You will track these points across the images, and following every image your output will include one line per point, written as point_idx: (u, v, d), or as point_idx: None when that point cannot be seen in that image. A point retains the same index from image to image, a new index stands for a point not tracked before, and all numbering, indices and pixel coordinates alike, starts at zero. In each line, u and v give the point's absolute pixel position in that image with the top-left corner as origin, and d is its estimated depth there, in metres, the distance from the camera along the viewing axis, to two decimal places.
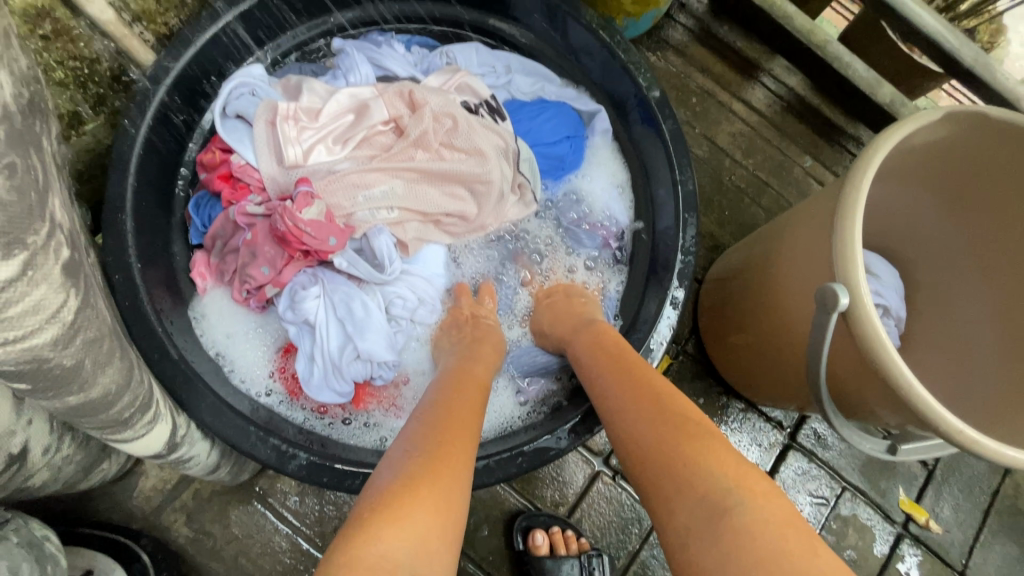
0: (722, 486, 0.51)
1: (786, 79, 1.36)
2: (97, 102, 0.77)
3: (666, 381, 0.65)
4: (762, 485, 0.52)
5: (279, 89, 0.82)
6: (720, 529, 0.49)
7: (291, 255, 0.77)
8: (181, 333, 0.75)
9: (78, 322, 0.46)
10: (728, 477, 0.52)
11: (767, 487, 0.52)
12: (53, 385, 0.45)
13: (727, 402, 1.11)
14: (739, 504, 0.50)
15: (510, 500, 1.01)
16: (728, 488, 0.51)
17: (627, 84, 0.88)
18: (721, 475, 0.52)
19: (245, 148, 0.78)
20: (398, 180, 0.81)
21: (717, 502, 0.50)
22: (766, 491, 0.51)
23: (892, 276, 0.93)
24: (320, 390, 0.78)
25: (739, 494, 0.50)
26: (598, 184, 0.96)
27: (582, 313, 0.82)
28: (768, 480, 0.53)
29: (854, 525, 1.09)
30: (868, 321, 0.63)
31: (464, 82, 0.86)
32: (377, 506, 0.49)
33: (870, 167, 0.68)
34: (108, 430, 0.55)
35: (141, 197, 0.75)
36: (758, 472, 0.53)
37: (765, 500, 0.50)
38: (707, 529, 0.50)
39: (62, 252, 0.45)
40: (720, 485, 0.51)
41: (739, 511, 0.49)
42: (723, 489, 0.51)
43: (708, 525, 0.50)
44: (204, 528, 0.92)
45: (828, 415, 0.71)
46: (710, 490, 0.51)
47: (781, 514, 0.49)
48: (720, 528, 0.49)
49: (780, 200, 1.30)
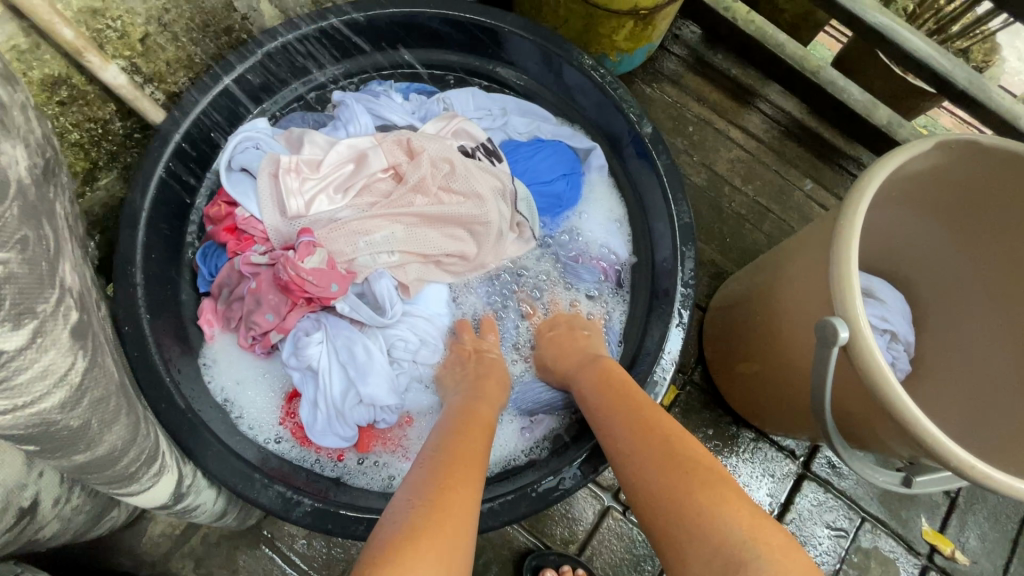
0: (737, 538, 0.51)
1: (782, 104, 1.38)
2: (111, 158, 0.80)
3: (673, 421, 0.65)
4: (778, 537, 0.52)
5: (282, 141, 0.85)
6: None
7: (295, 302, 0.79)
8: (189, 380, 0.77)
9: (86, 383, 0.47)
10: (743, 528, 0.52)
11: (783, 540, 0.51)
12: (60, 446, 0.47)
13: (738, 432, 1.09)
14: (755, 558, 0.50)
15: (519, 538, 1.00)
16: (743, 540, 0.51)
17: (620, 121, 0.90)
18: (734, 526, 0.52)
19: (249, 200, 0.80)
20: (398, 225, 0.82)
21: (733, 555, 0.50)
22: (782, 544, 0.51)
23: (897, 300, 0.92)
24: (325, 435, 0.79)
25: (755, 547, 0.50)
26: (596, 218, 0.97)
27: (585, 348, 0.82)
28: (784, 531, 0.53)
29: (876, 558, 1.05)
30: (871, 357, 0.62)
31: (460, 127, 0.88)
32: (381, 562, 0.49)
33: (864, 198, 0.68)
34: (115, 485, 0.55)
35: (151, 250, 0.77)
36: (772, 522, 0.53)
37: (782, 554, 0.50)
38: None
39: (71, 317, 0.47)
40: (735, 537, 0.51)
41: (755, 566, 0.49)
42: (738, 541, 0.51)
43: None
44: (212, 574, 0.92)
45: (837, 448, 0.70)
46: (724, 542, 0.51)
47: (797, 569, 0.49)
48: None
49: (782, 224, 1.30)
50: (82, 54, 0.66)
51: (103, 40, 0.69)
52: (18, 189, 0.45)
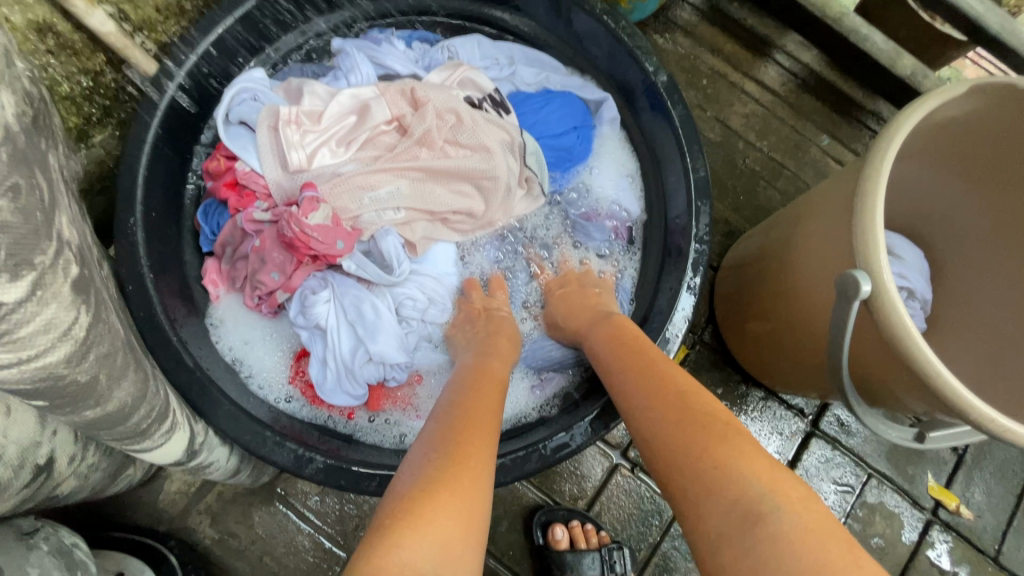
0: (756, 491, 0.51)
1: (800, 56, 1.32)
2: (104, 113, 0.78)
3: (690, 377, 0.64)
4: (797, 490, 0.51)
5: (280, 93, 0.81)
6: (755, 536, 0.49)
7: (300, 260, 0.77)
8: (196, 340, 0.76)
9: (91, 338, 0.46)
10: (761, 482, 0.52)
11: (803, 493, 0.51)
12: (70, 402, 0.46)
13: (747, 390, 1.08)
14: (775, 510, 0.50)
15: (529, 495, 1.01)
16: (761, 493, 0.51)
17: (634, 71, 0.86)
18: (754, 479, 0.52)
19: (249, 155, 0.77)
20: (404, 180, 0.80)
21: (752, 508, 0.50)
22: (802, 497, 0.51)
23: (915, 256, 0.89)
24: (335, 393, 0.78)
25: (775, 500, 0.50)
26: (607, 174, 0.94)
27: (596, 305, 0.81)
28: (803, 484, 0.52)
29: (881, 512, 1.07)
30: (895, 312, 0.60)
31: (467, 77, 0.84)
32: (399, 513, 0.49)
33: (893, 146, 0.65)
34: (127, 441, 0.55)
35: (151, 208, 0.75)
36: (791, 475, 0.53)
37: (802, 506, 0.50)
38: (742, 534, 0.50)
39: (71, 270, 0.45)
40: (754, 491, 0.51)
41: (775, 518, 0.49)
42: (757, 494, 0.51)
43: (743, 531, 0.50)
44: (229, 529, 0.94)
45: (851, 403, 0.69)
46: (742, 494, 0.51)
47: (820, 522, 0.49)
48: (756, 536, 0.49)
49: (797, 180, 1.27)
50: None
51: None
52: (7, 135, 0.43)
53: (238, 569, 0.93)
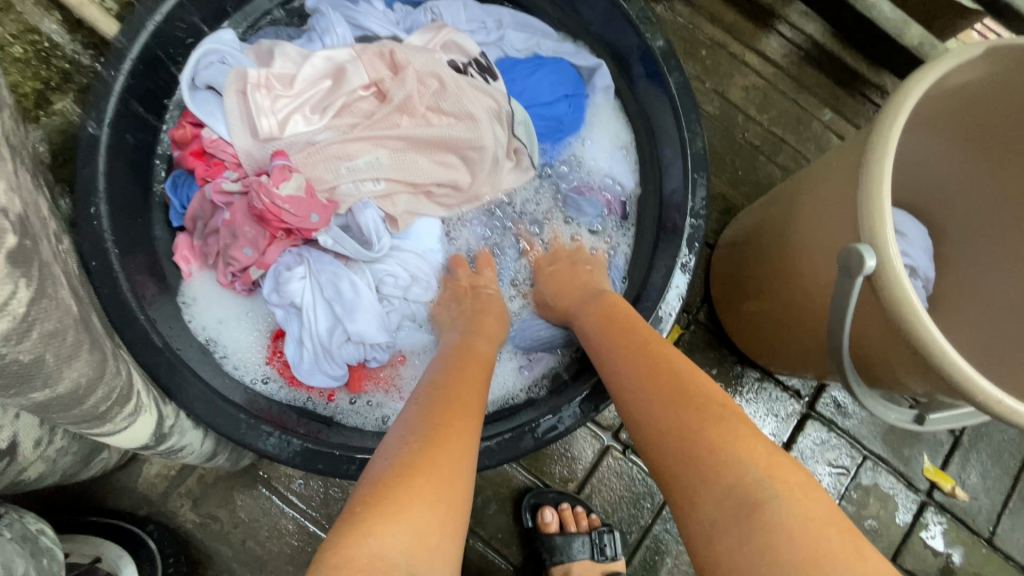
0: (753, 477, 0.49)
1: (804, 26, 1.26)
2: (63, 78, 0.72)
3: (683, 357, 0.61)
4: (796, 476, 0.49)
5: (251, 55, 0.76)
6: (751, 525, 0.46)
7: (274, 235, 0.73)
8: (167, 319, 0.72)
9: (33, 314, 0.43)
10: (758, 468, 0.49)
11: (802, 479, 0.49)
12: (13, 383, 0.43)
13: (742, 371, 1.06)
14: (773, 498, 0.47)
15: (518, 477, 0.99)
16: (759, 479, 0.48)
17: (629, 36, 0.81)
18: (751, 464, 0.49)
19: (217, 121, 0.72)
20: (384, 150, 0.75)
21: (748, 495, 0.48)
22: (801, 483, 0.48)
23: (918, 233, 0.86)
24: (313, 374, 0.75)
25: (773, 487, 0.48)
26: (600, 146, 0.90)
27: (586, 282, 0.77)
28: (802, 470, 0.50)
29: (876, 494, 1.05)
30: (900, 288, 0.56)
31: (450, 39, 0.79)
32: (372, 499, 0.46)
33: (903, 112, 0.61)
34: (86, 425, 0.52)
35: (115, 180, 0.70)
36: (789, 461, 0.51)
37: (802, 493, 0.47)
38: (737, 522, 0.47)
39: (7, 240, 0.41)
40: (751, 477, 0.49)
41: (773, 506, 0.47)
42: (753, 481, 0.48)
43: (739, 519, 0.47)
44: (210, 513, 0.92)
45: (849, 385, 0.66)
46: (738, 481, 0.49)
47: (820, 511, 0.46)
48: (752, 525, 0.46)
49: (797, 156, 1.22)
50: None
51: None
52: None
53: (220, 553, 0.91)
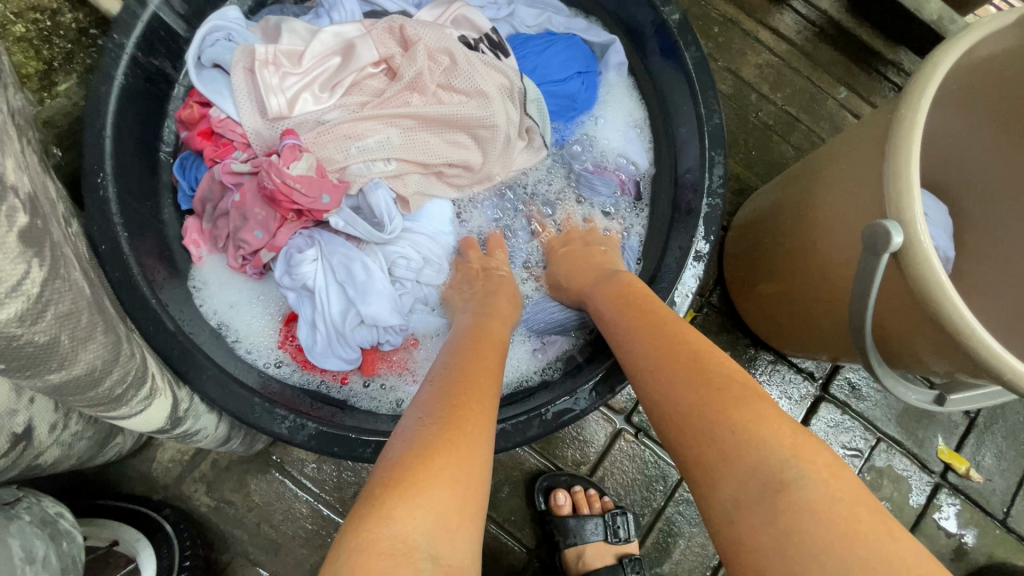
0: (779, 458, 0.48)
1: (819, 1, 1.23)
2: (66, 59, 0.70)
3: (703, 337, 0.60)
4: (823, 456, 0.48)
5: (257, 33, 0.74)
6: (777, 505, 0.46)
7: (285, 217, 0.72)
8: (178, 303, 0.71)
9: (47, 296, 0.42)
10: (784, 449, 0.48)
11: (830, 460, 0.48)
12: (29, 365, 0.42)
13: (755, 354, 1.05)
14: (800, 479, 0.46)
15: (531, 461, 0.99)
16: (785, 460, 0.48)
17: (644, 10, 0.79)
18: (776, 445, 0.49)
19: (224, 100, 0.71)
20: (394, 129, 0.74)
21: (774, 476, 0.47)
22: (829, 464, 0.47)
23: (938, 210, 0.84)
24: (326, 357, 0.74)
25: (799, 467, 0.47)
26: (614, 125, 0.88)
27: (602, 263, 0.76)
28: (828, 450, 0.49)
29: (889, 476, 1.05)
30: (928, 265, 0.55)
31: (461, 14, 0.77)
32: (391, 482, 0.46)
33: (933, 83, 0.59)
34: (102, 408, 0.52)
35: (123, 162, 0.69)
36: (815, 441, 0.50)
37: (829, 474, 0.47)
38: (762, 503, 0.47)
39: (17, 219, 0.40)
40: (777, 457, 0.48)
41: (800, 487, 0.46)
42: (779, 461, 0.48)
43: (764, 499, 0.47)
44: (225, 497, 0.92)
45: (871, 365, 0.65)
46: (764, 462, 0.48)
47: (848, 491, 0.46)
48: (778, 506, 0.46)
49: (811, 136, 1.20)
50: None
51: None
52: None
53: (235, 537, 0.92)
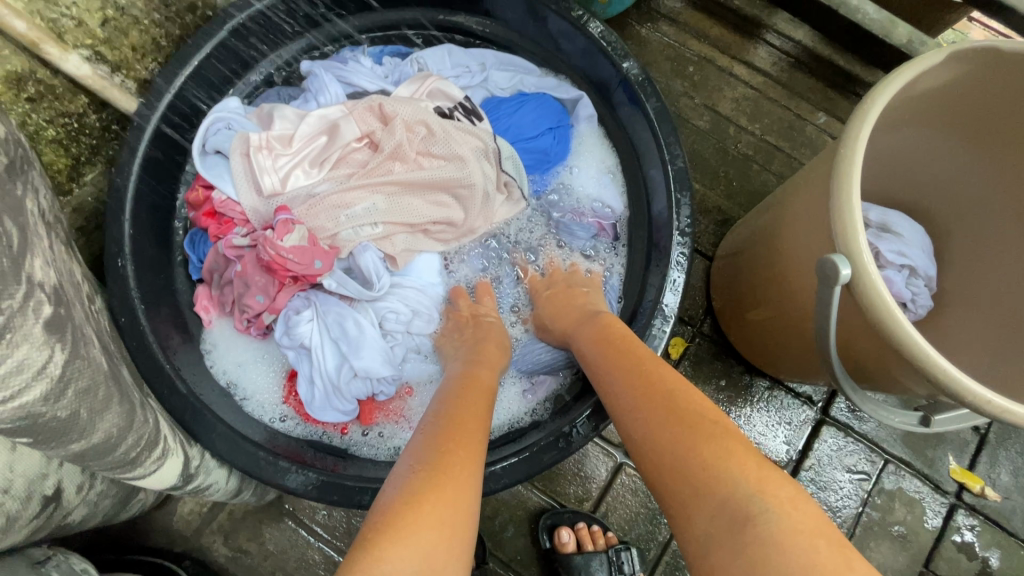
0: (744, 491, 0.50)
1: (791, 33, 1.28)
2: (92, 152, 0.79)
3: (677, 375, 0.63)
4: (787, 489, 0.50)
5: (254, 119, 0.83)
6: (744, 539, 0.48)
7: (282, 282, 0.79)
8: (190, 366, 0.78)
9: (68, 375, 0.48)
10: (749, 483, 0.50)
11: (793, 492, 0.50)
12: (53, 437, 0.48)
13: (751, 380, 1.06)
14: (765, 512, 0.48)
15: (534, 498, 1.01)
16: (750, 493, 0.50)
17: (607, 67, 0.85)
18: (742, 479, 0.51)
19: (225, 182, 0.79)
20: (380, 196, 0.81)
21: (740, 510, 0.49)
22: (792, 496, 0.49)
23: (917, 233, 0.86)
24: (325, 410, 0.80)
25: (763, 500, 0.49)
26: (588, 172, 0.93)
27: (583, 304, 0.80)
28: (793, 483, 0.51)
29: (901, 499, 1.03)
30: (878, 296, 0.58)
31: (436, 87, 0.85)
32: (382, 527, 0.49)
33: (868, 121, 0.62)
34: (119, 470, 0.57)
35: (140, 241, 0.77)
36: (781, 475, 0.52)
37: (792, 506, 0.48)
38: (729, 538, 0.49)
39: (43, 310, 0.47)
40: (742, 491, 0.50)
41: (764, 520, 0.48)
42: (745, 496, 0.50)
43: (733, 534, 0.48)
44: (241, 547, 0.96)
45: (847, 391, 0.66)
46: (731, 496, 0.50)
47: (810, 522, 0.47)
48: (744, 539, 0.48)
49: (792, 162, 1.23)
50: (39, 47, 0.64)
51: (61, 30, 0.67)
52: None
53: None
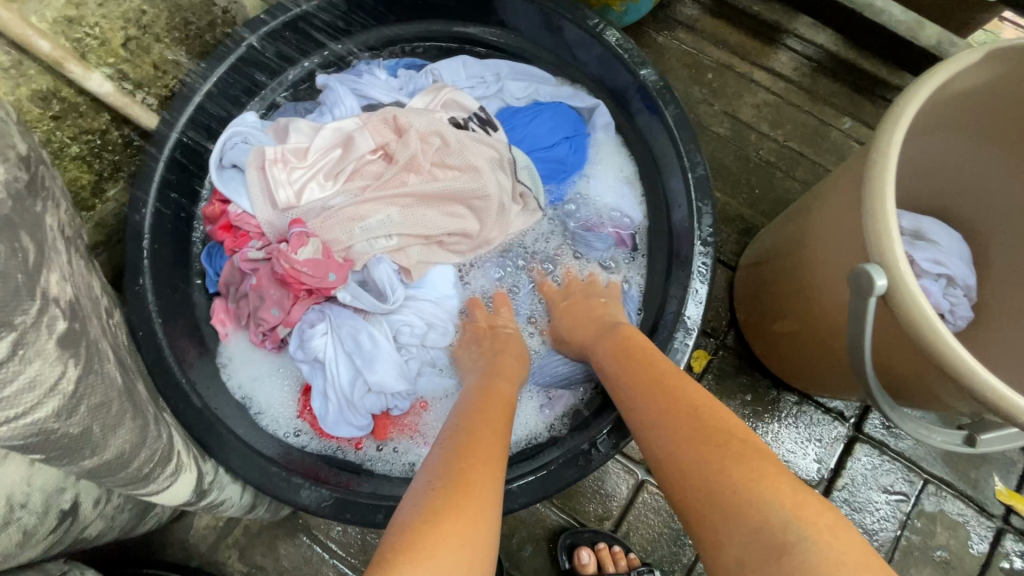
0: (779, 517, 0.47)
1: (813, 37, 1.25)
2: (114, 168, 0.80)
3: (702, 391, 0.60)
4: (826, 516, 0.47)
5: (270, 133, 0.83)
6: (780, 568, 0.44)
7: (297, 295, 0.79)
8: (206, 380, 0.78)
9: (81, 391, 0.48)
10: (785, 508, 0.47)
11: (832, 519, 0.46)
12: (65, 453, 0.47)
13: (779, 395, 1.02)
14: (802, 541, 0.45)
15: (552, 517, 0.98)
16: (786, 520, 0.46)
17: (624, 74, 0.83)
18: (777, 504, 0.48)
19: (241, 196, 0.80)
20: (394, 208, 0.80)
21: (775, 538, 0.46)
22: (832, 523, 0.46)
23: (955, 240, 0.82)
24: (339, 425, 0.79)
25: (801, 528, 0.46)
26: (605, 181, 0.91)
27: (602, 316, 0.78)
28: (831, 508, 0.48)
29: (943, 522, 0.97)
30: (917, 308, 0.54)
31: (451, 98, 0.85)
32: (400, 548, 0.46)
33: (902, 124, 0.59)
34: (132, 486, 0.57)
35: (159, 255, 0.78)
36: (818, 499, 0.48)
37: (832, 535, 0.45)
38: (764, 567, 0.45)
39: (57, 326, 0.47)
40: (777, 517, 0.47)
41: (802, 549, 0.44)
42: (781, 522, 0.46)
43: (768, 563, 0.45)
44: (256, 562, 0.95)
45: (883, 408, 0.63)
46: (766, 522, 0.47)
47: (853, 553, 0.44)
48: (781, 569, 0.44)
49: (817, 168, 1.20)
50: (63, 65, 0.65)
51: (85, 49, 0.69)
52: None
53: None
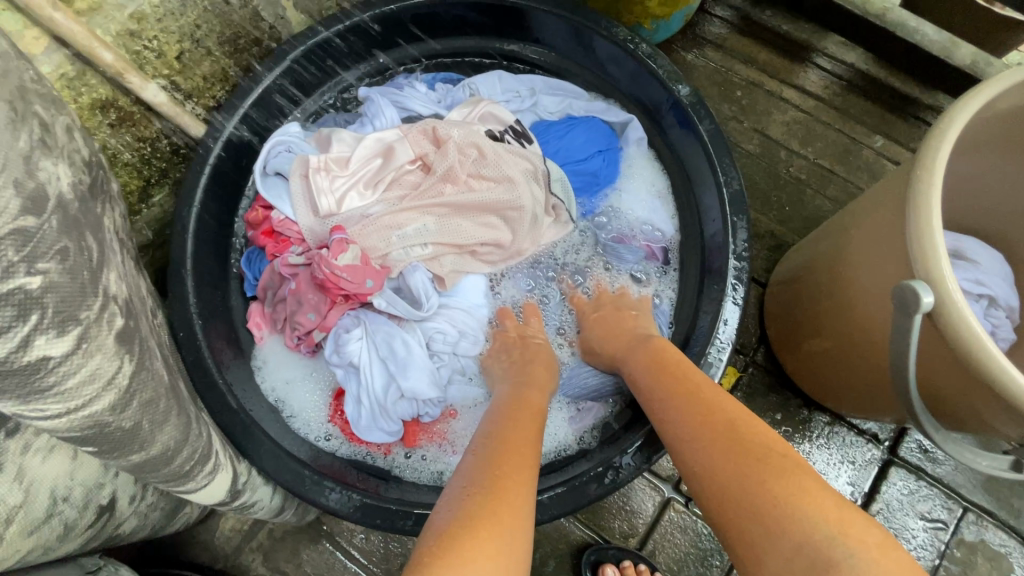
0: (824, 534, 0.46)
1: (843, 56, 1.25)
2: (161, 175, 0.82)
3: (738, 404, 0.60)
4: (872, 533, 0.46)
5: (312, 142, 0.86)
6: None
7: (334, 300, 0.80)
8: (241, 382, 0.79)
9: (134, 386, 0.49)
10: (830, 525, 0.46)
11: (878, 537, 0.45)
12: (116, 446, 0.49)
13: (810, 415, 1.00)
14: (848, 558, 0.44)
15: (576, 532, 0.96)
16: (831, 537, 0.46)
17: (658, 90, 0.84)
18: (822, 520, 0.47)
19: (283, 203, 0.82)
20: (430, 217, 0.82)
21: (821, 555, 0.45)
22: (879, 541, 0.45)
23: (995, 260, 0.81)
24: (371, 430, 0.79)
25: (847, 546, 0.45)
26: (637, 195, 0.92)
27: (634, 327, 0.77)
28: (877, 526, 0.47)
29: (984, 552, 0.94)
30: (965, 325, 0.53)
31: (487, 111, 0.87)
32: (438, 552, 0.46)
33: (946, 140, 0.59)
34: (173, 482, 0.58)
35: (200, 259, 0.80)
36: (863, 516, 0.47)
37: (880, 554, 0.44)
38: None
39: (116, 322, 0.48)
40: (822, 534, 0.46)
41: (849, 567, 0.44)
42: (826, 539, 0.46)
43: None
44: (279, 567, 0.95)
45: (926, 428, 0.61)
46: (810, 539, 0.46)
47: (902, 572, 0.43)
48: None
49: (848, 186, 1.19)
50: (123, 75, 0.69)
51: (142, 61, 0.73)
52: (61, 204, 0.46)
53: None
